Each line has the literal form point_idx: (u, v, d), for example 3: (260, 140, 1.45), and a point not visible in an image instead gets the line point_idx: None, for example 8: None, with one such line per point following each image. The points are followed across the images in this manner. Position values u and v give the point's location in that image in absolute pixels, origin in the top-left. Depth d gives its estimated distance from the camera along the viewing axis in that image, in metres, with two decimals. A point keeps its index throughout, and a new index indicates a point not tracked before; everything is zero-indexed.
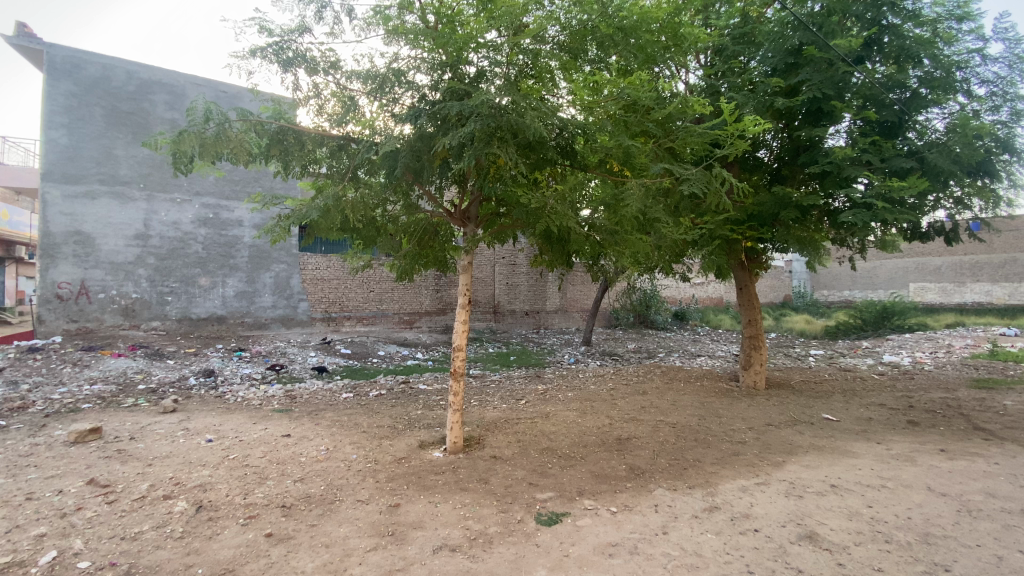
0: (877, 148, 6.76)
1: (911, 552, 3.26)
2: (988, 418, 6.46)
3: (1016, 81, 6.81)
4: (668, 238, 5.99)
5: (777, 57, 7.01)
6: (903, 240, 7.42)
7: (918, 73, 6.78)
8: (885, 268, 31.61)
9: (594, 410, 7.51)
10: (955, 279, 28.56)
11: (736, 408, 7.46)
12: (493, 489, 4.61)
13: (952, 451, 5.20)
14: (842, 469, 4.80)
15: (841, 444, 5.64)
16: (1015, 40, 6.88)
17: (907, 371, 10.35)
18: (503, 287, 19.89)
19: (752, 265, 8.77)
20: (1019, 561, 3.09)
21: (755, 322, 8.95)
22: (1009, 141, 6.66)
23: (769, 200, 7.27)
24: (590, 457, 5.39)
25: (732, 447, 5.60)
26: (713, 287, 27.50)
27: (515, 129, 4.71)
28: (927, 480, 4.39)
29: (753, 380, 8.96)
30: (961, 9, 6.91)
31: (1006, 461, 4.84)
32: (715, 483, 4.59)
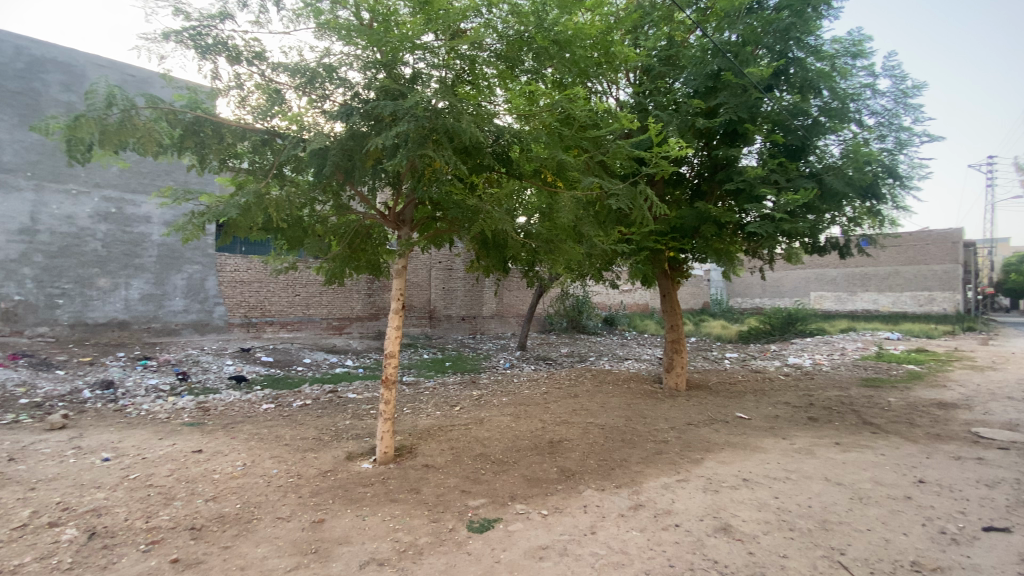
0: (784, 169, 7.41)
1: (812, 538, 3.57)
2: (874, 414, 7.25)
3: (899, 114, 7.73)
4: (599, 248, 6.19)
5: (698, 80, 7.50)
6: (806, 253, 8.17)
7: (819, 103, 7.51)
8: (790, 278, 34.74)
9: (528, 415, 7.60)
10: (847, 289, 31.99)
11: (660, 409, 7.84)
12: (425, 499, 4.52)
13: (845, 444, 5.78)
14: (753, 464, 5.19)
15: (752, 440, 6.09)
16: (899, 78, 7.80)
17: (808, 372, 11.43)
18: (440, 292, 19.67)
19: (675, 273, 9.29)
20: (902, 542, 3.47)
21: (677, 327, 9.47)
22: (893, 167, 7.53)
23: (690, 214, 7.75)
24: (523, 461, 5.43)
25: (655, 446, 5.88)
26: (640, 294, 28.92)
27: (450, 132, 4.66)
28: (824, 472, 4.85)
29: (676, 382, 9.46)
30: (856, 47, 7.75)
31: (889, 452, 5.45)
32: (640, 481, 4.79)
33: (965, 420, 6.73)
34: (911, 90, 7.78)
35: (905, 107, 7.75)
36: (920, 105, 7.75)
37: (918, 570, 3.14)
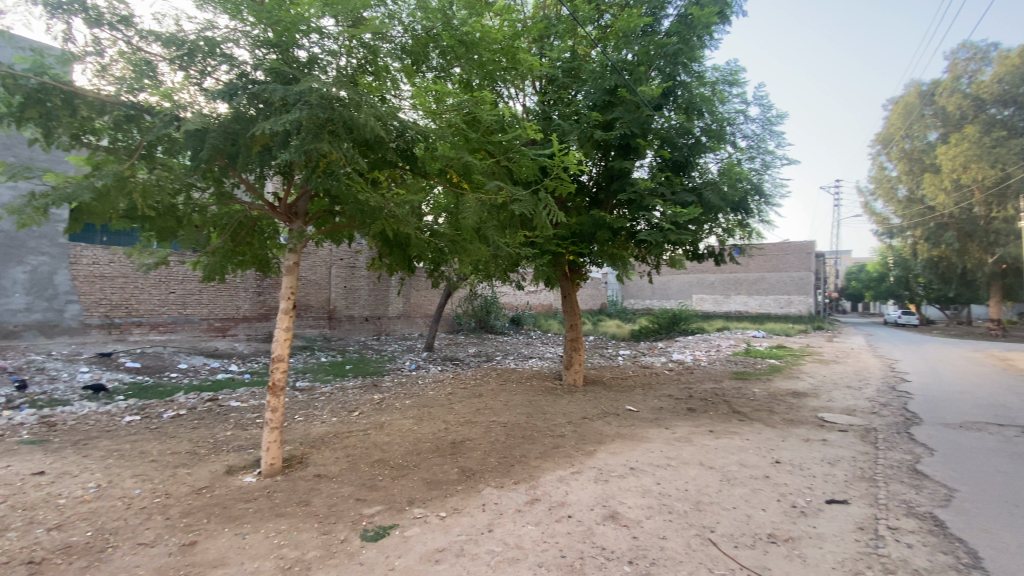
0: (670, 183, 8.10)
1: (687, 518, 3.92)
2: (741, 403, 8.18)
3: (765, 139, 8.77)
4: (504, 250, 6.28)
5: (597, 94, 7.94)
6: (688, 259, 8.99)
7: (701, 124, 8.30)
8: (676, 282, 38.01)
9: (430, 416, 7.49)
10: (724, 292, 35.80)
11: (559, 405, 8.15)
12: (315, 511, 4.26)
13: (717, 431, 6.44)
14: (639, 453, 5.58)
15: (639, 431, 6.55)
16: (765, 107, 8.85)
17: (688, 367, 12.59)
18: (341, 290, 18.55)
19: (575, 275, 9.71)
20: (760, 516, 3.92)
21: (576, 327, 9.90)
22: (760, 186, 8.53)
23: (588, 220, 8.18)
24: (423, 464, 5.34)
25: (553, 441, 6.10)
26: (544, 295, 30.02)
27: (349, 124, 4.42)
28: (699, 457, 5.35)
29: (574, 378, 9.89)
30: (732, 76, 8.65)
31: (751, 436, 6.17)
32: (537, 476, 4.93)
33: (812, 407, 7.80)
34: (775, 119, 8.86)
35: (770, 134, 8.81)
36: (782, 132, 8.85)
37: (773, 540, 3.55)
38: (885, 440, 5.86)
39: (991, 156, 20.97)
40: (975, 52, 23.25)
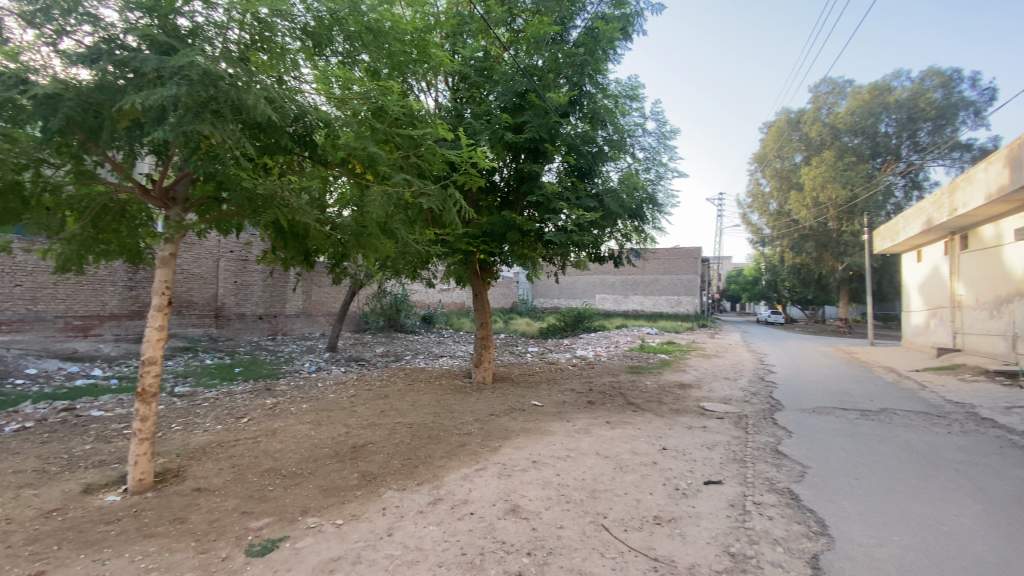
0: (575, 188, 8.47)
1: (584, 507, 4.12)
2: (636, 395, 8.79)
3: (659, 152, 9.48)
4: (411, 247, 6.16)
5: (507, 96, 8.06)
6: (591, 261, 9.46)
7: (604, 134, 8.75)
8: (582, 283, 39.75)
9: (329, 421, 7.11)
10: (624, 292, 38.19)
11: (466, 403, 8.17)
12: (193, 528, 3.86)
13: (613, 422, 6.85)
14: (542, 446, 5.77)
15: (543, 424, 6.77)
16: (660, 122, 9.56)
17: (590, 362, 13.25)
18: (231, 286, 17.00)
19: (486, 274, 9.76)
20: (648, 500, 4.23)
21: (486, 325, 9.96)
22: (654, 196, 9.20)
23: (498, 220, 8.27)
24: (320, 471, 5.07)
25: (459, 440, 6.10)
26: (456, 293, 30.04)
27: (236, 105, 4.04)
28: (597, 447, 5.66)
29: (483, 376, 9.95)
30: (632, 91, 9.23)
31: (643, 426, 6.65)
32: (441, 475, 4.90)
33: (695, 396, 8.59)
34: (669, 134, 9.60)
35: (664, 147, 9.53)
36: (674, 146, 9.61)
37: (658, 521, 3.83)
38: (754, 425, 6.61)
39: (843, 178, 24.42)
40: (834, 87, 26.98)
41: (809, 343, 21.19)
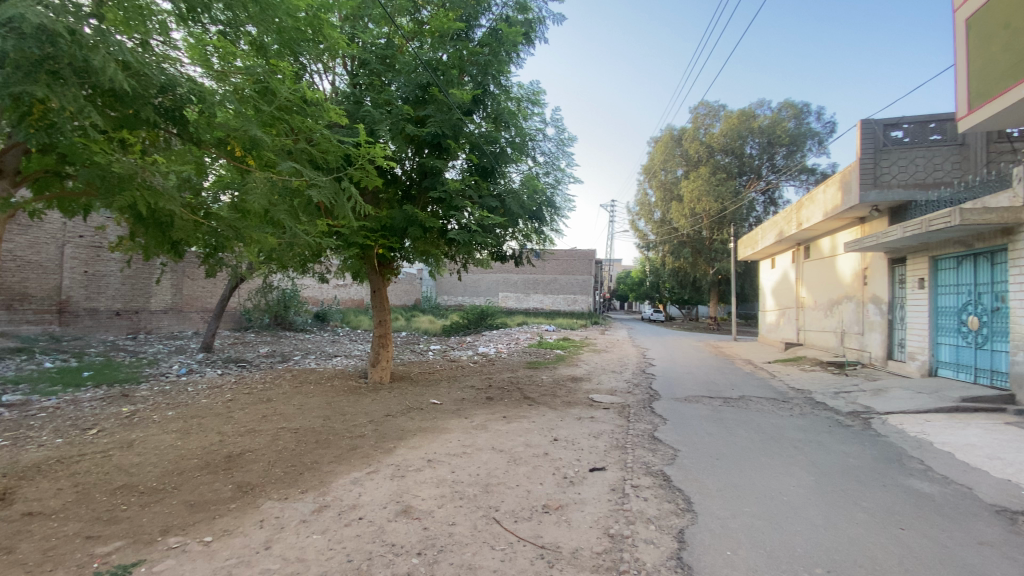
0: (478, 187, 8.51)
1: (476, 502, 4.16)
2: (532, 389, 9.08)
3: (559, 158, 9.85)
4: (301, 240, 5.76)
5: (409, 88, 7.88)
6: (493, 260, 9.63)
7: (507, 135, 8.88)
8: (485, 281, 40.15)
9: (201, 429, 6.41)
10: (525, 290, 39.30)
11: (360, 405, 7.84)
12: (20, 559, 3.27)
13: (509, 416, 7.02)
14: (437, 444, 5.73)
15: (440, 423, 6.73)
16: (560, 129, 9.94)
17: (490, 359, 13.44)
18: (79, 277, 14.62)
19: (385, 270, 9.47)
20: (539, 491, 4.39)
21: (385, 322, 9.63)
22: (553, 199, 9.56)
23: (399, 215, 8.04)
24: (186, 485, 4.56)
25: (350, 443, 5.83)
26: (353, 289, 28.93)
27: (86, 69, 3.49)
28: (492, 442, 5.75)
29: (379, 376, 9.62)
30: (534, 96, 9.46)
31: (537, 419, 6.90)
32: (328, 481, 4.66)
33: (586, 389, 9.12)
34: (567, 141, 10.02)
35: (563, 154, 9.94)
36: (572, 154, 10.05)
37: (546, 510, 3.99)
38: (636, 414, 7.16)
39: (715, 193, 27.26)
40: (710, 110, 30.09)
41: (686, 339, 23.36)
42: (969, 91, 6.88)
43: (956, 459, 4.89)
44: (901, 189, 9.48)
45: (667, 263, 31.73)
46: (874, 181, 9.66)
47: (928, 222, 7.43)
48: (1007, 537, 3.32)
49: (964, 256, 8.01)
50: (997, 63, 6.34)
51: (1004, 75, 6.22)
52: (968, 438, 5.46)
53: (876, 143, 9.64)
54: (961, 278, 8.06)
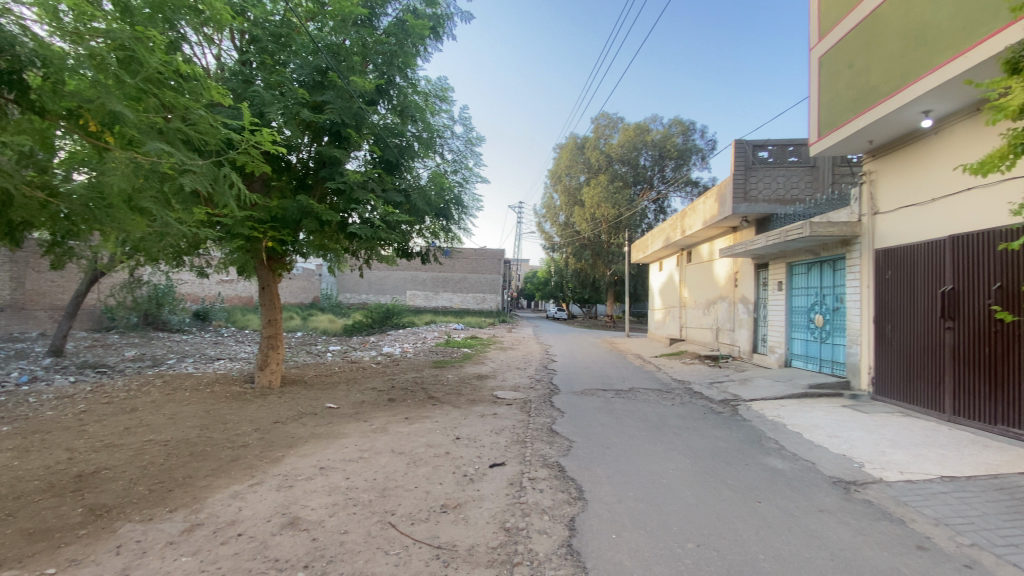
0: (381, 180, 8.21)
1: (371, 507, 4.01)
2: (436, 389, 8.97)
3: (467, 156, 9.83)
4: (173, 230, 5.12)
5: (306, 71, 7.39)
6: (398, 257, 9.39)
7: (413, 129, 8.67)
8: (391, 278, 38.91)
9: (42, 446, 5.48)
10: (433, 288, 38.80)
11: (245, 412, 7.20)
12: None
13: (411, 417, 6.88)
14: (332, 451, 5.43)
15: (336, 427, 6.40)
16: (468, 127, 9.92)
17: (394, 359, 13.07)
18: None
19: (276, 265, 8.86)
20: (437, 491, 4.34)
21: (276, 322, 8.99)
22: (461, 197, 9.50)
23: (292, 206, 7.51)
24: (22, 511, 3.86)
25: (231, 454, 5.33)
26: (243, 286, 26.64)
27: None
28: (391, 445, 5.59)
29: (269, 380, 8.92)
30: (442, 92, 9.35)
31: (440, 418, 6.83)
32: (202, 498, 4.22)
33: (490, 387, 9.21)
34: (475, 141, 10.03)
35: (470, 152, 9.93)
36: (480, 154, 10.08)
37: (444, 509, 3.96)
38: (537, 409, 7.39)
39: (612, 200, 28.73)
40: (610, 121, 32.02)
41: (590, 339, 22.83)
42: (820, 121, 8.00)
43: (802, 438, 5.67)
44: (765, 204, 10.76)
45: (570, 264, 33.12)
46: (744, 195, 10.86)
47: (786, 233, 8.52)
48: (839, 503, 3.91)
49: (812, 263, 9.30)
50: (842, 98, 7.44)
51: (846, 109, 7.30)
52: (812, 420, 6.36)
53: (746, 161, 10.84)
54: (810, 282, 9.32)
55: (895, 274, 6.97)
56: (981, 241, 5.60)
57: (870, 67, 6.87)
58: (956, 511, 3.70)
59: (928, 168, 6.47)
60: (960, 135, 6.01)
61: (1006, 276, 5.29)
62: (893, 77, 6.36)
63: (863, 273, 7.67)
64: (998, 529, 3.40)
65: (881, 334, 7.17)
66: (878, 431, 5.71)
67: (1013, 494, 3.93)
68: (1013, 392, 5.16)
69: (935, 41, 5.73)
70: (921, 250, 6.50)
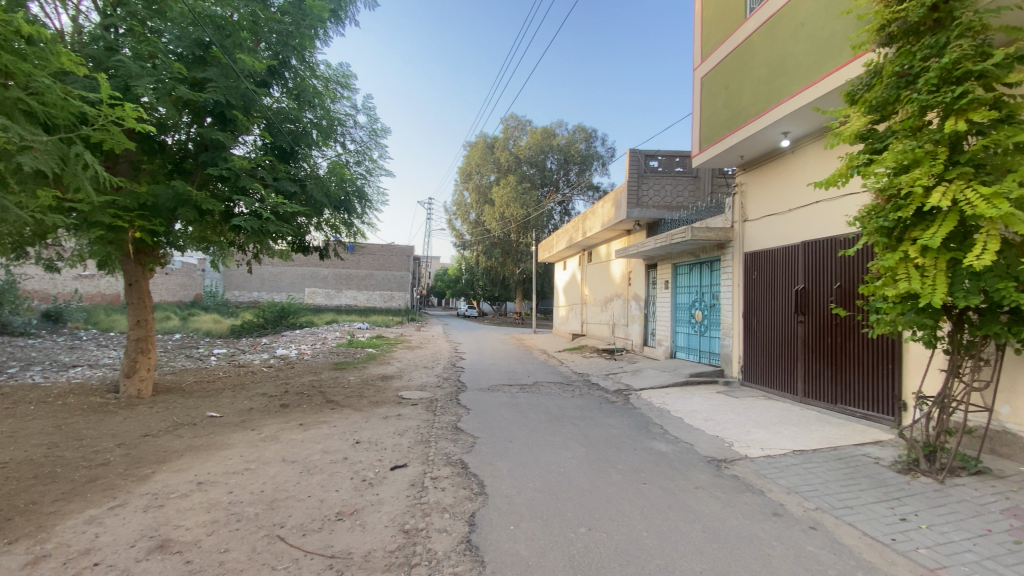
0: (272, 168, 7.62)
1: (257, 522, 3.72)
2: (335, 392, 8.55)
3: (371, 147, 9.47)
4: (11, 218, 4.34)
5: (184, 43, 6.64)
6: (293, 251, 8.83)
7: (311, 116, 8.21)
8: (288, 274, 36.30)
9: None
10: (335, 286, 36.95)
11: (106, 425, 6.31)
12: None
13: (306, 423, 6.49)
14: (213, 463, 4.95)
15: (219, 438, 5.85)
16: (372, 118, 9.55)
17: (290, 361, 12.24)
18: None
19: (146, 259, 7.90)
20: (333, 498, 4.13)
21: (146, 323, 8.03)
22: (363, 189, 9.12)
23: (165, 192, 6.74)
24: None
25: (88, 474, 4.65)
26: (107, 282, 23.36)
27: None
28: (283, 453, 5.22)
29: (137, 389, 7.89)
30: (344, 79, 8.93)
31: (339, 423, 6.52)
32: (48, 526, 3.63)
33: (394, 387, 8.97)
34: (380, 132, 9.68)
35: (375, 144, 9.58)
36: (384, 146, 9.75)
37: (340, 517, 3.79)
38: (442, 408, 7.34)
39: (521, 201, 29.46)
40: (519, 123, 32.75)
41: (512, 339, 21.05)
42: (701, 135, 8.82)
43: (684, 422, 6.23)
44: (655, 209, 11.69)
45: (479, 262, 33.31)
46: (637, 201, 11.71)
47: (671, 237, 9.29)
48: (712, 480, 4.36)
49: (693, 264, 10.23)
50: (719, 116, 8.27)
51: (723, 126, 8.12)
52: (692, 406, 7.01)
53: (638, 169, 11.68)
54: (692, 281, 10.25)
55: (760, 274, 7.88)
56: (824, 246, 6.52)
57: (742, 89, 7.69)
58: (804, 480, 4.30)
59: (785, 182, 7.40)
60: (811, 154, 6.95)
61: (844, 276, 6.18)
62: (760, 100, 7.19)
63: (735, 274, 8.59)
64: (834, 494, 4.00)
65: (749, 328, 8.08)
66: (745, 414, 6.45)
67: (846, 463, 4.65)
68: (849, 375, 6.05)
69: (793, 71, 6.56)
70: (780, 253, 7.43)
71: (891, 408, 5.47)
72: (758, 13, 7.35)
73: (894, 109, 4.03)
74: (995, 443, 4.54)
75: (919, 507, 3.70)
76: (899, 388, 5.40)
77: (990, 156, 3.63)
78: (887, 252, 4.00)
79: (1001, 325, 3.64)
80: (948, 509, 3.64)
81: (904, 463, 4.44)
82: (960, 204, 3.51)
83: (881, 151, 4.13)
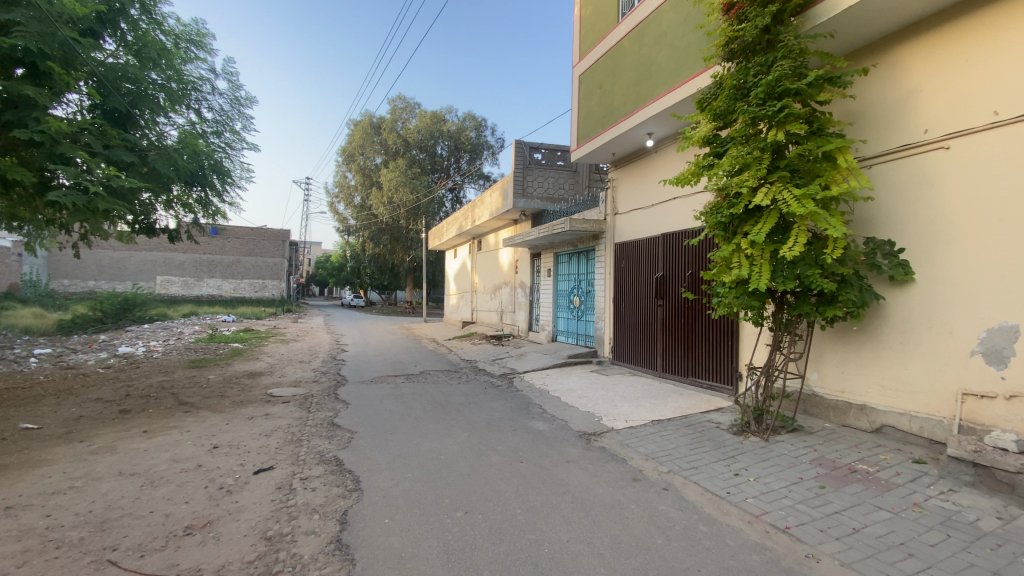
0: (102, 133, 6.46)
1: (83, 547, 3.19)
2: (191, 393, 7.64)
3: (232, 118, 8.51)
4: None
5: None
6: (134, 232, 7.63)
7: (155, 77, 7.14)
8: (134, 260, 31.54)
9: None
10: (195, 274, 32.95)
11: None
12: None
13: (152, 430, 5.71)
14: (25, 484, 4.14)
15: (33, 454, 4.89)
16: (234, 84, 8.57)
17: (134, 360, 10.65)
18: None
19: None
20: (182, 512, 3.68)
21: None
22: (222, 164, 8.18)
23: None
24: None
25: None
26: None
27: None
28: (119, 466, 4.53)
29: None
30: (197, 37, 7.90)
31: (194, 427, 5.83)
32: None
33: (264, 385, 8.26)
34: (243, 101, 8.72)
35: (238, 114, 8.62)
36: (249, 117, 8.82)
37: (188, 531, 3.39)
38: (318, 403, 6.93)
39: (410, 185, 28.61)
40: (407, 105, 31.71)
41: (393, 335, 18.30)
42: (579, 131, 9.26)
43: (561, 401, 6.59)
44: (539, 200, 12.05)
45: (365, 249, 31.87)
46: (523, 191, 11.95)
47: (552, 227, 9.68)
48: (583, 453, 4.68)
49: (572, 253, 10.78)
50: (594, 113, 8.74)
51: (598, 123, 8.61)
52: (569, 385, 7.43)
53: (523, 160, 11.96)
54: (571, 269, 10.79)
55: (628, 263, 8.54)
56: (680, 238, 7.24)
57: (614, 90, 8.21)
58: (660, 447, 4.79)
59: (650, 179, 8.07)
60: (670, 155, 7.66)
61: (695, 265, 6.91)
62: (629, 101, 7.72)
63: (607, 262, 9.22)
64: (684, 457, 4.51)
65: (620, 312, 8.73)
66: (615, 390, 7.00)
67: (694, 429, 5.28)
68: (698, 352, 6.83)
69: (657, 76, 7.14)
70: (644, 244, 8.11)
71: (730, 379, 6.30)
72: (629, 18, 7.86)
73: (732, 118, 4.57)
74: (806, 404, 5.45)
75: (749, 463, 4.33)
76: (736, 361, 6.23)
77: (803, 163, 4.26)
78: (724, 245, 4.58)
79: (810, 305, 4.34)
80: (770, 462, 4.31)
81: (738, 426, 5.16)
82: (778, 203, 4.10)
83: (721, 154, 4.68)
